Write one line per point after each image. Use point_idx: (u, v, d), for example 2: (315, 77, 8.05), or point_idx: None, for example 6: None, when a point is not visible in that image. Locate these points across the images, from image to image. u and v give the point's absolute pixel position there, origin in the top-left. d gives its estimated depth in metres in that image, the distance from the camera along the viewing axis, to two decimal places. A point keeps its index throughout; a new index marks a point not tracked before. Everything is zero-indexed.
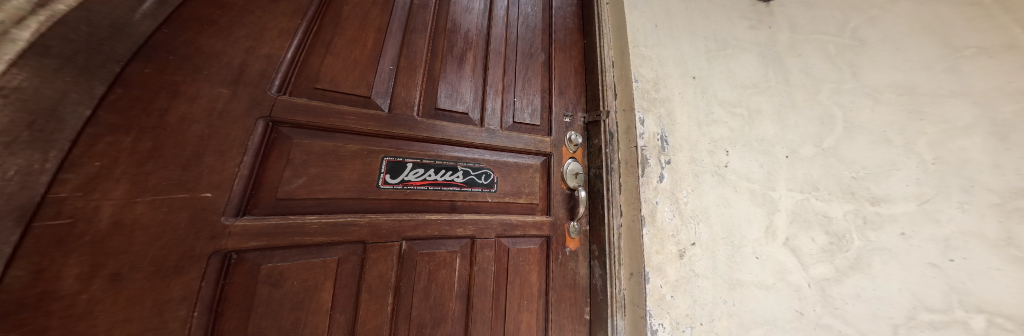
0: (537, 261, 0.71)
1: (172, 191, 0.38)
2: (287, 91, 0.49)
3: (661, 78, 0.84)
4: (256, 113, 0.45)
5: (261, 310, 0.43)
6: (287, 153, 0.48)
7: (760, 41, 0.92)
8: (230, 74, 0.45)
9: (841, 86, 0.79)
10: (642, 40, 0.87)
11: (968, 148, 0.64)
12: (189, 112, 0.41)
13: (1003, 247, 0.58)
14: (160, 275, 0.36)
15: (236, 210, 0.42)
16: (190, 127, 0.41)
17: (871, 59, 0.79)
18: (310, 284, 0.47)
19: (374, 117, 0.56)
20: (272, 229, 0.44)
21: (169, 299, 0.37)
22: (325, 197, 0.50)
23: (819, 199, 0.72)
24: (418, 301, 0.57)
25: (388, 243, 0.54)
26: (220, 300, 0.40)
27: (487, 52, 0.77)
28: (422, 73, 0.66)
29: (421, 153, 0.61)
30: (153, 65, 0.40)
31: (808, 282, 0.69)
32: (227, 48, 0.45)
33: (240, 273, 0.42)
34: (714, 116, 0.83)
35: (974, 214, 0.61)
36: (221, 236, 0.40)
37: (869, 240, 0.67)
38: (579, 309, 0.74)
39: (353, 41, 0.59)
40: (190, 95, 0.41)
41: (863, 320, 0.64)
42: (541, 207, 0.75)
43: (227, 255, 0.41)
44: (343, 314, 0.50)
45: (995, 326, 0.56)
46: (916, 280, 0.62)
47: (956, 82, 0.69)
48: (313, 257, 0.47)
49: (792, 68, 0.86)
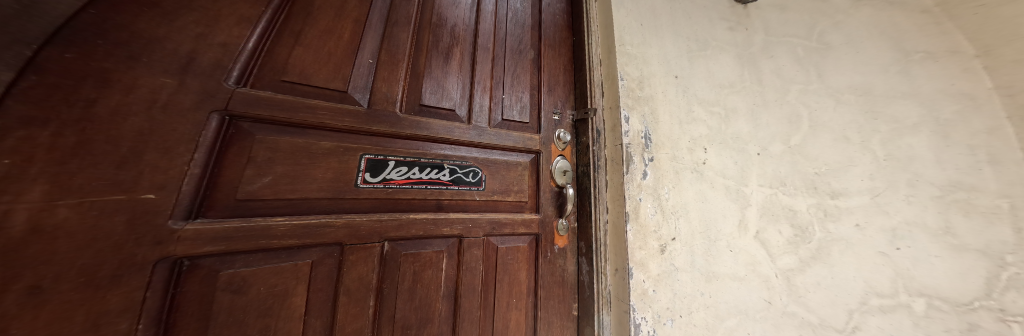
0: (525, 259, 0.71)
1: (106, 192, 0.34)
2: (248, 83, 0.45)
3: (645, 77, 0.85)
4: (209, 106, 0.41)
5: (222, 318, 0.40)
6: (250, 149, 0.44)
7: (737, 42, 0.96)
8: (176, 62, 0.40)
9: (808, 87, 0.86)
10: (629, 38, 0.88)
11: (915, 146, 0.73)
12: (125, 103, 0.36)
13: (941, 236, 0.67)
14: (93, 285, 0.32)
15: (187, 214, 0.38)
16: (126, 120, 0.36)
17: (835, 62, 0.87)
18: (279, 289, 0.44)
19: (351, 112, 0.53)
20: (231, 233, 0.40)
21: (106, 312, 0.33)
22: (294, 197, 0.46)
23: (785, 193, 0.78)
24: (403, 302, 0.55)
25: (368, 244, 0.51)
26: (171, 310, 0.37)
27: (474, 47, 0.74)
28: (405, 67, 0.63)
29: (404, 151, 0.58)
30: (76, 49, 0.35)
31: (776, 273, 0.74)
32: (172, 34, 0.41)
33: (194, 281, 0.38)
34: (694, 115, 0.85)
35: (918, 205, 0.70)
36: (169, 242, 0.36)
37: (829, 231, 0.73)
38: (567, 305, 0.75)
39: (327, 32, 0.55)
40: (125, 84, 0.36)
41: (823, 307, 0.70)
42: (530, 205, 0.74)
43: (178, 262, 0.37)
44: (318, 319, 0.46)
45: (933, 308, 0.64)
46: (868, 268, 0.69)
47: (907, 85, 0.79)
48: (282, 261, 0.44)
49: (765, 69, 0.91)
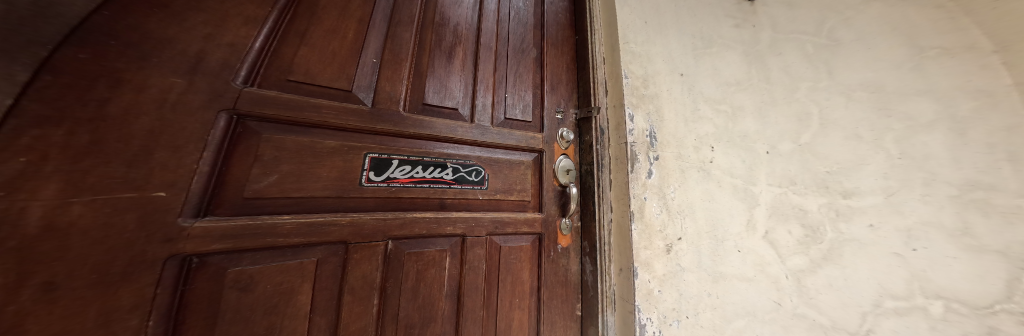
0: (528, 259, 0.71)
1: (118, 190, 0.35)
2: (256, 82, 0.46)
3: (650, 75, 0.85)
4: (217, 105, 0.42)
5: (229, 316, 0.40)
6: (257, 148, 0.44)
7: (743, 39, 0.95)
8: (185, 62, 0.41)
9: (818, 84, 0.84)
10: (632, 36, 0.87)
11: (930, 144, 0.71)
12: (136, 102, 0.37)
13: (958, 236, 0.64)
14: (104, 282, 0.33)
15: (195, 212, 0.39)
16: (137, 120, 0.37)
17: (845, 58, 0.85)
18: (285, 287, 0.44)
19: (355, 112, 0.54)
20: (238, 231, 0.40)
21: (118, 308, 0.33)
22: (299, 196, 0.47)
23: (795, 193, 0.76)
24: (406, 301, 0.55)
25: (372, 243, 0.52)
26: (180, 307, 0.37)
27: (476, 46, 0.74)
28: (409, 67, 0.63)
29: (407, 150, 0.59)
30: (89, 50, 0.36)
31: (786, 274, 0.72)
32: (182, 34, 0.41)
33: (203, 278, 0.38)
34: (699, 113, 0.84)
35: (934, 205, 0.67)
36: (178, 239, 0.37)
37: (841, 232, 0.72)
38: (571, 305, 0.74)
39: (332, 32, 0.56)
40: (136, 84, 0.37)
41: (835, 310, 0.68)
42: (533, 204, 0.74)
43: (186, 260, 0.38)
44: (323, 317, 0.47)
45: (951, 311, 0.62)
46: (882, 269, 0.67)
47: (921, 82, 0.76)
48: (288, 259, 0.44)
49: (773, 66, 0.89)
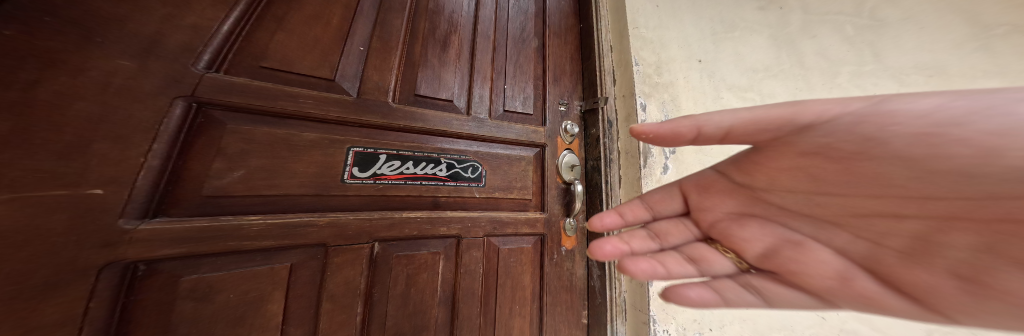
0: (530, 262, 0.64)
1: (46, 186, 0.30)
2: (222, 68, 0.42)
3: (663, 62, 0.78)
4: (173, 91, 0.37)
5: (184, 329, 0.36)
6: (218, 141, 0.40)
7: (770, 22, 0.83)
8: (138, 44, 0.36)
9: (863, 68, 0.74)
10: (643, 20, 0.79)
11: None
12: (73, 86, 0.32)
13: None
14: (23, 296, 0.28)
15: (142, 212, 0.34)
16: (72, 105, 0.32)
17: (893, 40, 0.75)
18: (252, 295, 0.40)
19: (338, 102, 0.49)
20: (196, 233, 0.36)
21: (38, 327, 0.29)
22: (272, 194, 0.42)
23: None
24: (395, 308, 0.50)
25: (356, 245, 0.47)
26: (122, 321, 0.33)
27: (473, 35, 0.69)
28: (399, 56, 0.58)
29: (397, 143, 0.53)
30: (17, 24, 0.31)
31: None
32: (136, 13, 0.37)
33: (151, 287, 0.35)
34: (722, 102, 0.77)
35: None
36: (119, 244, 0.32)
37: None
38: (577, 312, 0.68)
39: (313, 17, 0.51)
40: (73, 66, 0.32)
41: None
42: (535, 203, 0.67)
43: (130, 267, 0.33)
44: (300, 327, 0.43)
45: None
46: None
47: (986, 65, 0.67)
48: (257, 264, 0.40)
49: (807, 51, 0.79)
